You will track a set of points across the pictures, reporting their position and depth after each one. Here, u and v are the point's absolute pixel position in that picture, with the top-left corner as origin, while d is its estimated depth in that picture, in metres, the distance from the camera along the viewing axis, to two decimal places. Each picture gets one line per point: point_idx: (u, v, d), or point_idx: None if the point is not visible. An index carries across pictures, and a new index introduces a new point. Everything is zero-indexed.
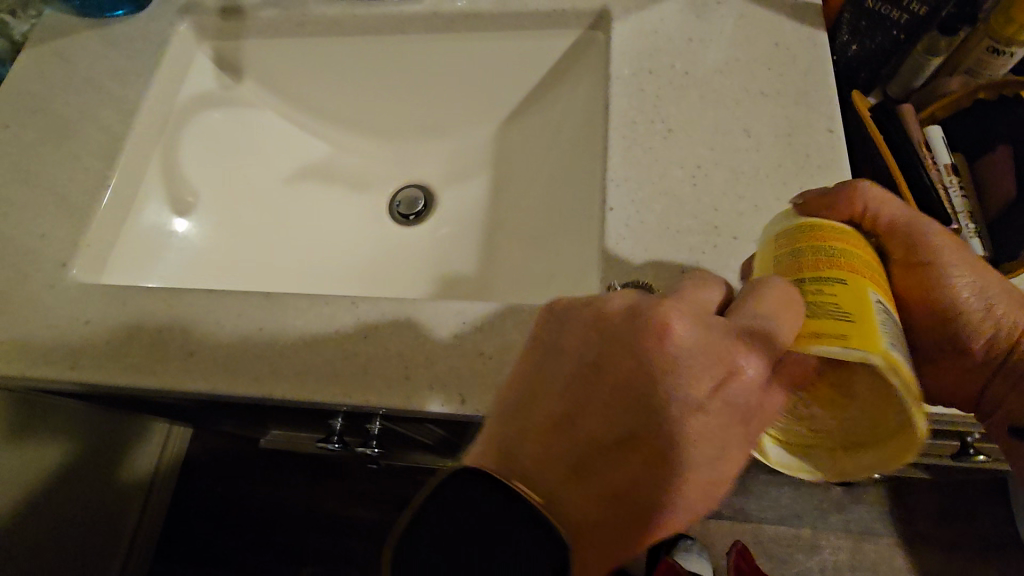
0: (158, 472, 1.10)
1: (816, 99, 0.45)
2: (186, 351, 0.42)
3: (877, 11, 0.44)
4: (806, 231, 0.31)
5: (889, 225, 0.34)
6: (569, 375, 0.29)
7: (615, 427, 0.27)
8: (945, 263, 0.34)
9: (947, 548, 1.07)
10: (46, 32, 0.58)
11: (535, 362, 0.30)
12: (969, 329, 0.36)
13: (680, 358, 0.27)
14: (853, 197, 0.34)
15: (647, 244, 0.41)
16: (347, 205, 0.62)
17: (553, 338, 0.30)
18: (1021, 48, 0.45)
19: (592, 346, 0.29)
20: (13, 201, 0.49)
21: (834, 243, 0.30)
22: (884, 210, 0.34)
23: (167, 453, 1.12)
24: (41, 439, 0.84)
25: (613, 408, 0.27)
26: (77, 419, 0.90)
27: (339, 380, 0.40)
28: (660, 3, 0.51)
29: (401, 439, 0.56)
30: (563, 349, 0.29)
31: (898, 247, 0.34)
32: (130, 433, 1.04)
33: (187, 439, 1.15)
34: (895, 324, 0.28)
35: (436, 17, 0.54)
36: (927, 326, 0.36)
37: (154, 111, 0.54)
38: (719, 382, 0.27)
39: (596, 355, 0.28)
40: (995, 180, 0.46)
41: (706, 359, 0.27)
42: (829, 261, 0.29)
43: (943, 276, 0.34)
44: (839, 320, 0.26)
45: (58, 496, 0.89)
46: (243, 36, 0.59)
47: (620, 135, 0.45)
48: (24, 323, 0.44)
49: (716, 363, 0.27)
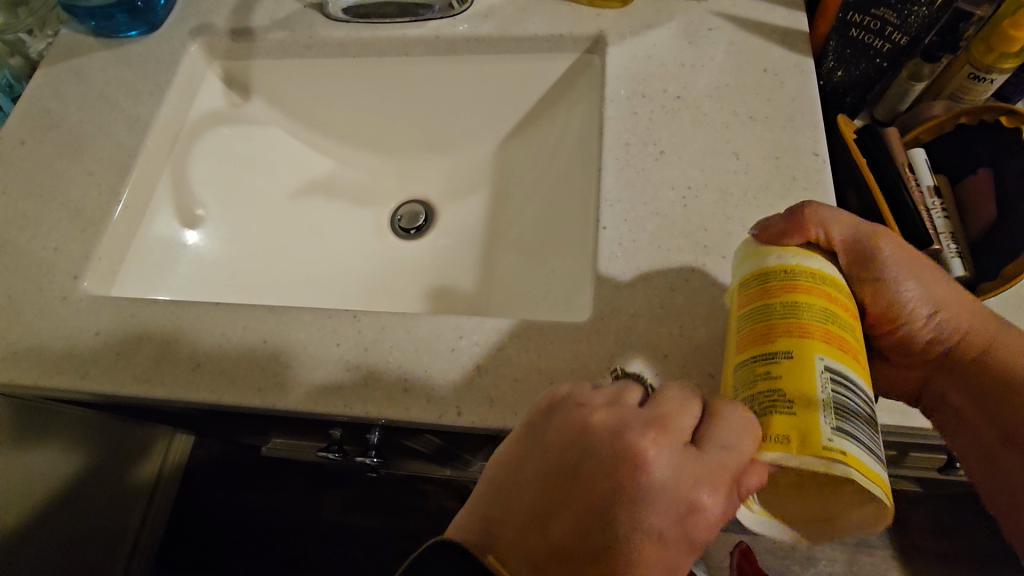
0: (159, 478, 1.11)
1: (802, 123, 0.46)
2: (193, 362, 0.44)
3: (862, 40, 0.46)
4: (776, 288, 0.31)
5: (839, 242, 0.35)
6: (550, 468, 0.30)
7: (584, 527, 0.28)
8: (894, 273, 0.35)
9: (942, 561, 1.07)
10: (62, 52, 0.60)
11: (522, 447, 0.32)
12: (918, 331, 0.37)
13: (649, 488, 0.28)
14: (803, 217, 0.35)
15: (638, 262, 0.42)
16: (350, 219, 0.64)
17: (543, 433, 0.31)
18: (1000, 74, 0.47)
19: (576, 452, 0.30)
20: (28, 215, 0.51)
21: (811, 306, 0.30)
22: (832, 228, 0.34)
23: (168, 459, 1.14)
24: (46, 444, 0.85)
25: (583, 516, 0.28)
26: (81, 424, 0.92)
27: (340, 392, 0.41)
28: (654, 29, 0.53)
29: (400, 448, 0.58)
30: (550, 446, 0.31)
31: (850, 261, 0.35)
32: (132, 439, 1.05)
33: (189, 445, 1.17)
34: (862, 415, 0.28)
35: (437, 40, 0.56)
36: (877, 328, 0.37)
37: (164, 128, 0.56)
38: (679, 516, 0.28)
39: (573, 459, 0.30)
40: (976, 202, 0.47)
41: (676, 472, 0.28)
42: (788, 328, 0.30)
43: (892, 285, 0.35)
44: (787, 415, 0.28)
45: (60, 500, 0.91)
46: (252, 56, 0.61)
47: (614, 157, 0.47)
48: (38, 334, 0.46)
49: (683, 483, 0.28)
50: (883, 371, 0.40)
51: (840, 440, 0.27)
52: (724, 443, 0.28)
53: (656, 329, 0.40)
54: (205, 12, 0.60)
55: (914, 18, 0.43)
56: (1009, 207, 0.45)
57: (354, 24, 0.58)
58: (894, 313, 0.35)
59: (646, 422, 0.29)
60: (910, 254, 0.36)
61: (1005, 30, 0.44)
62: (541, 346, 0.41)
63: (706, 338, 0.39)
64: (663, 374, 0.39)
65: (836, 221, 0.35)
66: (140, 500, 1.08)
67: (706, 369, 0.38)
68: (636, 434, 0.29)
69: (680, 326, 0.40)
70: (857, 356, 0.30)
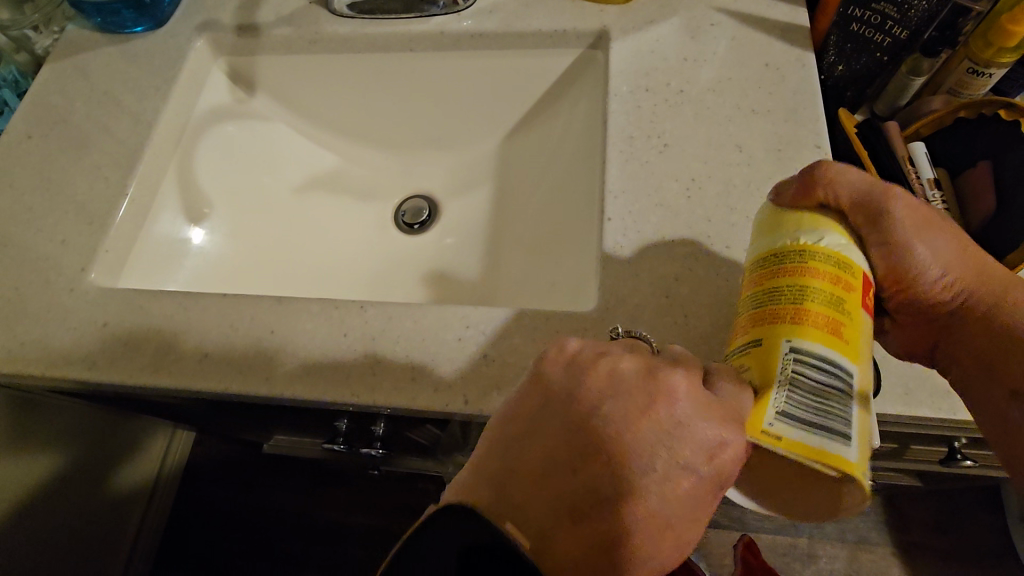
0: (160, 477, 1.11)
1: (804, 116, 0.47)
2: (200, 353, 0.44)
3: (862, 34, 0.47)
4: (776, 261, 0.32)
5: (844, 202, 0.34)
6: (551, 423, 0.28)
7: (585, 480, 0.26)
8: (905, 234, 0.34)
9: (942, 558, 1.08)
10: (69, 48, 0.61)
11: (531, 409, 0.29)
12: (928, 290, 0.36)
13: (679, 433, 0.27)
14: (815, 179, 0.35)
15: (642, 253, 0.43)
16: (354, 214, 0.65)
17: (558, 384, 0.29)
18: (999, 68, 0.48)
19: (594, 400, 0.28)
20: (35, 208, 0.51)
21: (804, 278, 0.31)
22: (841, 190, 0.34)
23: (169, 458, 1.13)
24: (48, 440, 0.85)
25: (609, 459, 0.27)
26: (83, 421, 0.92)
27: (347, 381, 0.41)
28: (656, 24, 0.53)
29: (404, 441, 0.58)
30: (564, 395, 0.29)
31: (860, 221, 0.34)
32: (134, 436, 1.05)
33: (189, 443, 1.17)
34: (832, 400, 0.28)
35: (442, 36, 0.57)
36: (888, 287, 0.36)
37: (170, 123, 0.57)
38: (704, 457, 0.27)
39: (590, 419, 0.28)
40: (976, 194, 0.48)
41: (698, 414, 0.27)
42: (783, 303, 0.30)
43: (901, 245, 0.34)
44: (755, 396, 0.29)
45: (60, 495, 0.90)
46: (257, 52, 0.61)
47: (618, 150, 0.47)
48: (45, 325, 0.46)
49: (706, 422, 0.27)
50: (891, 333, 0.40)
51: (778, 423, 0.27)
52: (735, 394, 0.28)
53: (661, 318, 0.41)
54: (211, 8, 0.61)
55: (917, 12, 0.44)
56: (1008, 199, 0.45)
57: (358, 20, 0.58)
58: (899, 272, 0.35)
59: (659, 389, 0.28)
60: (919, 213, 0.36)
61: (1004, 25, 0.44)
62: (547, 336, 0.41)
63: (710, 327, 0.40)
64: None
65: (847, 182, 0.35)
66: (142, 496, 1.07)
67: (710, 358, 0.39)
68: (649, 392, 0.28)
69: (684, 315, 0.41)
70: (854, 334, 0.30)
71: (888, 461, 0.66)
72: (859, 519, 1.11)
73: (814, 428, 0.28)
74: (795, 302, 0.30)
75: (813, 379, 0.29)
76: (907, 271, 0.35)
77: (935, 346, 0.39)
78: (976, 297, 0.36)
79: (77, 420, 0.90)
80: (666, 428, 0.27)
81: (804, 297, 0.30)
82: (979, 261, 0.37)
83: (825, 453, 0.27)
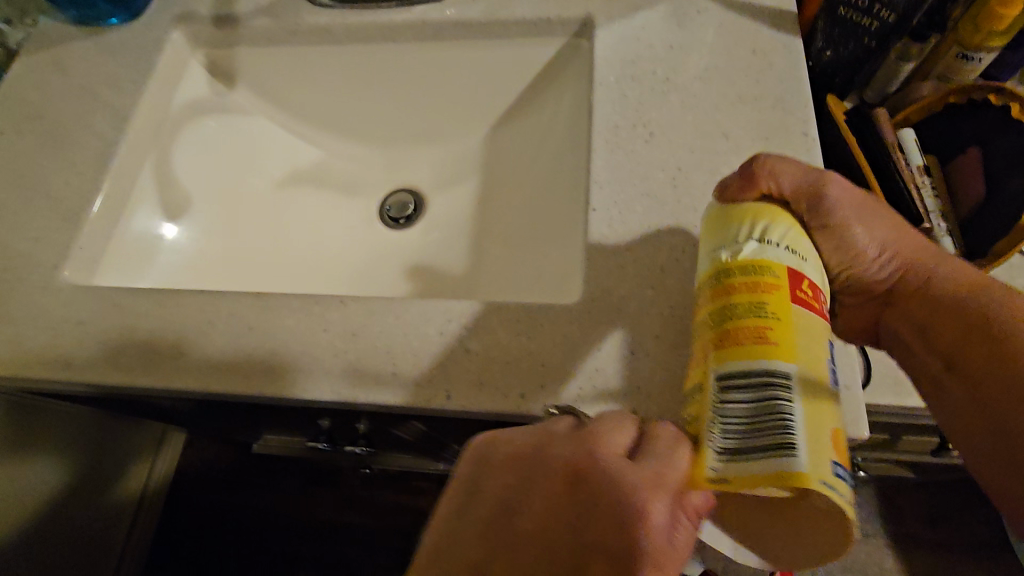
0: (149, 485, 1.10)
1: (792, 103, 0.46)
2: (176, 352, 0.43)
3: (850, 19, 0.46)
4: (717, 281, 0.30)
5: (790, 190, 0.35)
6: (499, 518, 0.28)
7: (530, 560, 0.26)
8: (845, 220, 0.35)
9: (936, 549, 1.08)
10: (42, 41, 0.59)
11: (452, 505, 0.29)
12: (868, 270, 0.37)
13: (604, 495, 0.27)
14: (755, 167, 0.35)
15: (628, 244, 0.42)
16: (339, 209, 0.63)
17: (474, 479, 0.29)
18: (987, 53, 0.47)
19: (519, 484, 0.28)
20: (8, 205, 0.50)
21: (733, 302, 0.29)
22: (781, 177, 0.35)
23: (159, 465, 1.12)
24: (40, 444, 0.84)
25: (539, 543, 0.27)
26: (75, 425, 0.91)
27: (328, 378, 0.41)
28: (642, 11, 0.52)
29: (391, 439, 0.57)
30: (486, 489, 0.29)
31: (801, 207, 0.35)
32: (124, 439, 1.04)
33: (181, 445, 1.16)
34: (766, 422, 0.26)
35: (424, 25, 0.56)
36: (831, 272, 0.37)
37: (147, 117, 0.55)
38: (643, 526, 0.26)
39: (519, 496, 0.28)
40: (966, 181, 0.47)
41: (628, 475, 0.28)
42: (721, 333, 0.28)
43: (840, 231, 0.35)
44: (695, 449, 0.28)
45: (49, 500, 0.89)
46: (236, 44, 0.60)
47: (603, 140, 0.46)
48: (17, 325, 0.44)
49: (638, 485, 0.27)
50: (836, 315, 0.40)
51: (719, 467, 0.26)
52: (660, 453, 0.28)
53: (647, 309, 0.40)
54: None
55: None
56: (998, 185, 0.45)
57: (339, 10, 0.57)
58: (839, 257, 0.36)
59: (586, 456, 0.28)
60: (858, 199, 0.36)
61: (994, 8, 0.44)
62: (531, 329, 0.40)
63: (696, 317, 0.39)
64: (653, 356, 0.38)
65: (783, 174, 0.35)
66: (131, 504, 1.06)
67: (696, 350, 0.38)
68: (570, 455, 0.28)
69: (670, 306, 0.40)
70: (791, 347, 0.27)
71: (880, 453, 0.66)
72: (854, 511, 1.11)
73: (763, 449, 0.26)
74: (723, 332, 0.28)
75: (742, 403, 0.27)
76: (846, 254, 0.36)
77: (877, 325, 0.39)
78: (914, 274, 0.37)
79: (68, 423, 0.89)
80: (596, 490, 0.27)
81: (725, 324, 0.28)
82: (917, 241, 0.37)
83: (773, 475, 0.25)
